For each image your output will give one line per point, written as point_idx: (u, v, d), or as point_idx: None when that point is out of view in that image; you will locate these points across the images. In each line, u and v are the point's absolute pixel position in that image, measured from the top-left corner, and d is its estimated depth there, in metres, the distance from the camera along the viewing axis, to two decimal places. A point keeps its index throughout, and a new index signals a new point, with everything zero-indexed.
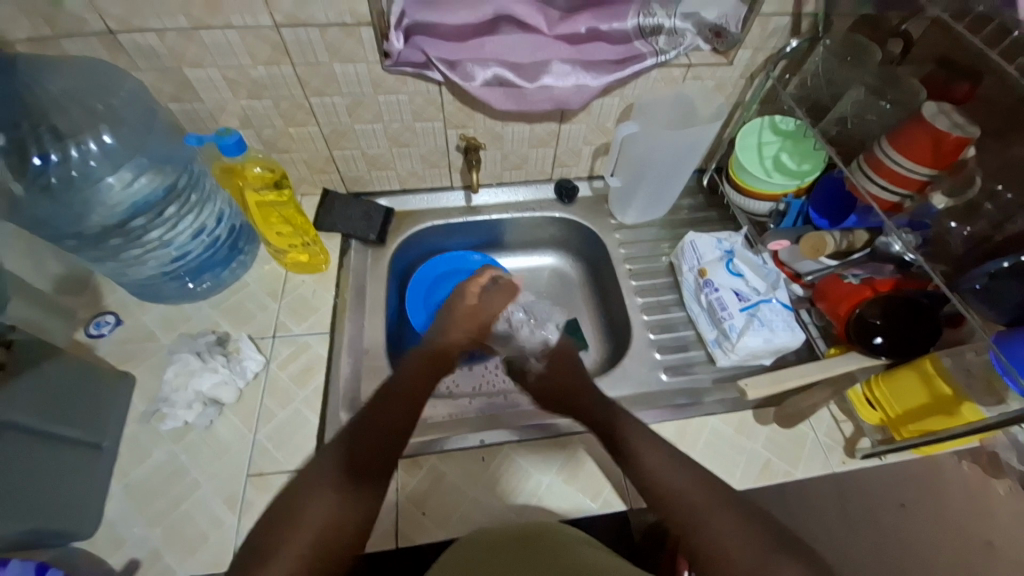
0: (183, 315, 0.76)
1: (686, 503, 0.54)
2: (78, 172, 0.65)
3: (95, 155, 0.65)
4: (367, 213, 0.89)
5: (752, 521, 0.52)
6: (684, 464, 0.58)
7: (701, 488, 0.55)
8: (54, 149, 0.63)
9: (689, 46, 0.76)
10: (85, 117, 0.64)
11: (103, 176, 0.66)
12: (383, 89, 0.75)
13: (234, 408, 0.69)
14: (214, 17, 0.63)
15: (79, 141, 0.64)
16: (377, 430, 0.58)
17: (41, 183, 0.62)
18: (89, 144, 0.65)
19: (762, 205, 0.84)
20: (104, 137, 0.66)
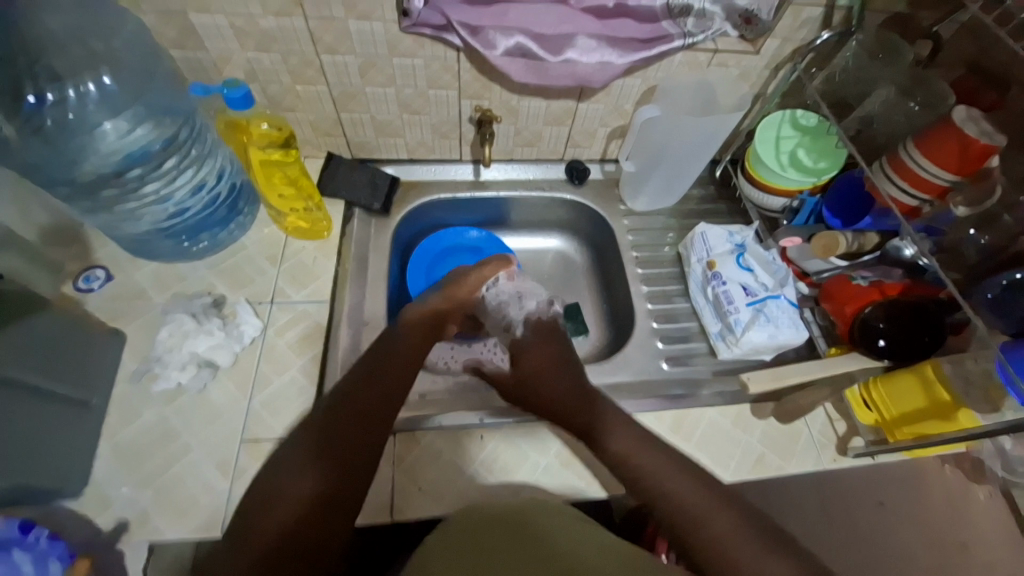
0: (178, 275, 0.74)
1: (678, 504, 0.52)
2: (74, 116, 0.60)
3: (93, 99, 0.61)
4: (372, 181, 0.87)
5: (752, 520, 0.51)
6: (685, 465, 0.56)
7: (702, 488, 0.53)
8: (50, 89, 0.58)
9: (718, 31, 0.74)
10: (85, 58, 0.60)
11: (99, 123, 0.62)
12: (398, 51, 0.72)
13: (230, 372, 0.68)
14: None
15: (77, 82, 0.60)
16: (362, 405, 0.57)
17: (35, 124, 0.58)
18: (87, 87, 0.60)
19: (776, 201, 0.83)
20: (104, 80, 0.61)
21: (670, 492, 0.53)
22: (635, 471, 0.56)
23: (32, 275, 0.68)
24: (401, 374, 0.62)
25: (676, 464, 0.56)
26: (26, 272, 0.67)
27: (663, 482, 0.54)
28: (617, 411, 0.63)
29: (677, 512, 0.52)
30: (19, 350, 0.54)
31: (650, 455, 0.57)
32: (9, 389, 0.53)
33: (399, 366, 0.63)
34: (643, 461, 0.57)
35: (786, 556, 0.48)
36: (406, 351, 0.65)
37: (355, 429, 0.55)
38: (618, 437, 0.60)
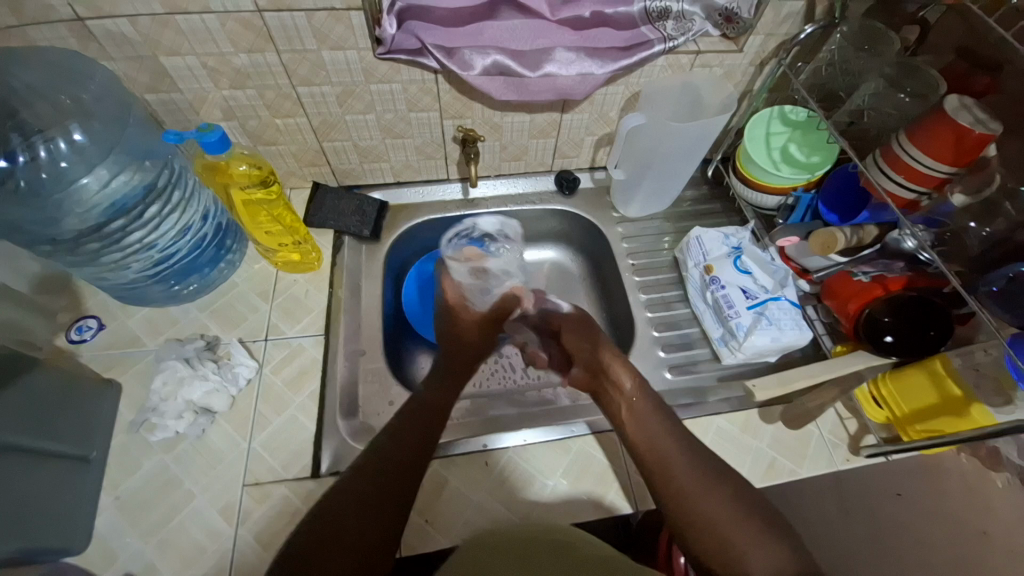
0: (170, 319, 0.73)
1: (676, 480, 0.55)
2: (47, 175, 0.60)
3: (65, 154, 0.60)
4: (360, 208, 0.86)
5: (745, 500, 0.52)
6: (704, 457, 0.57)
7: (697, 468, 0.55)
8: (21, 149, 0.58)
9: (698, 30, 0.75)
10: (55, 114, 0.60)
11: (75, 179, 0.61)
12: (375, 78, 0.71)
13: (228, 416, 0.66)
14: (190, 1, 0.58)
15: (48, 139, 0.59)
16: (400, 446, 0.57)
17: (7, 186, 0.57)
18: (59, 143, 0.60)
19: (770, 198, 0.81)
20: (74, 135, 0.61)
21: (681, 478, 0.55)
22: (650, 449, 0.59)
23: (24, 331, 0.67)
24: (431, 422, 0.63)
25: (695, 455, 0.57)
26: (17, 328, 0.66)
27: (670, 462, 0.57)
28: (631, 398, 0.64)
29: (698, 495, 0.53)
30: (13, 412, 0.54)
31: (672, 440, 0.59)
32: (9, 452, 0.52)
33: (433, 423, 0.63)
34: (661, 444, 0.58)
35: (776, 540, 0.49)
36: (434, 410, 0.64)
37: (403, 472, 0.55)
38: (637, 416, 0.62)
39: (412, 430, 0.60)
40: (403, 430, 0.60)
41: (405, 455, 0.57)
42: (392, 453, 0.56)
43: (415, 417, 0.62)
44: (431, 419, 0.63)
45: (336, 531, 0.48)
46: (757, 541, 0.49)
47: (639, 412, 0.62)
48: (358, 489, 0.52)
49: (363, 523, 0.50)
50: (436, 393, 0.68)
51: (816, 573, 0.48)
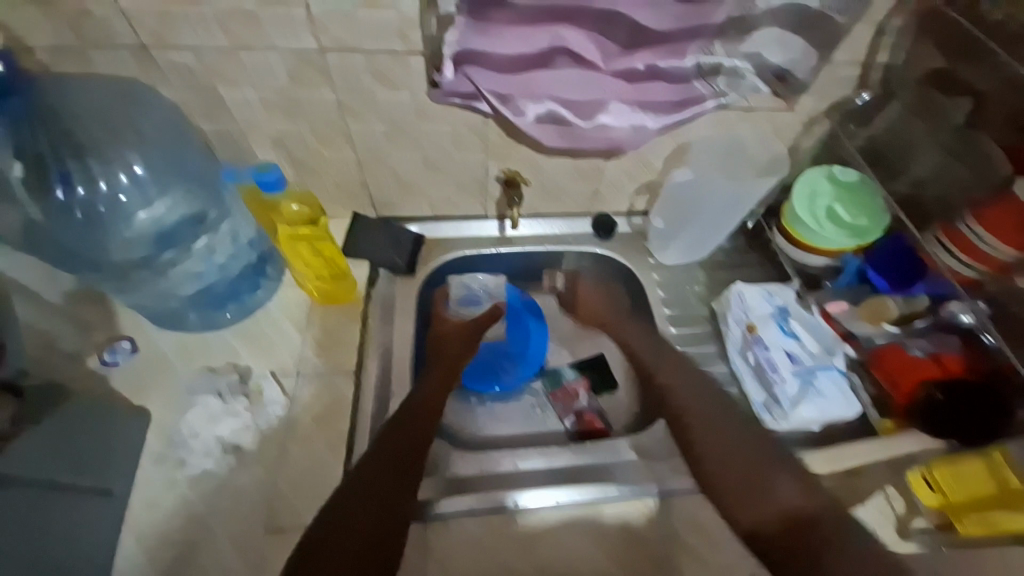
0: (201, 344, 0.71)
1: (692, 414, 0.72)
2: (105, 206, 0.66)
3: (123, 187, 0.67)
4: (396, 240, 0.85)
5: (750, 435, 0.69)
6: (729, 412, 0.72)
7: (728, 433, 0.69)
8: (81, 182, 0.64)
9: (749, 88, 0.71)
10: (115, 149, 0.66)
11: (128, 209, 0.67)
12: (426, 117, 0.71)
13: (255, 454, 0.65)
14: (256, 38, 0.59)
15: (107, 173, 0.66)
16: (407, 438, 0.65)
17: (67, 214, 0.64)
18: (118, 177, 0.66)
19: (815, 260, 0.80)
20: (132, 169, 0.67)
21: (733, 447, 0.68)
22: (673, 400, 0.75)
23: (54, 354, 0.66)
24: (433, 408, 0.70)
25: (747, 440, 0.69)
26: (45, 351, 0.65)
27: (689, 417, 0.72)
28: (688, 386, 0.75)
29: (738, 461, 0.67)
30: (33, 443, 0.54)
31: (723, 419, 0.71)
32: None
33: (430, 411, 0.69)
34: (709, 427, 0.70)
35: (788, 477, 0.64)
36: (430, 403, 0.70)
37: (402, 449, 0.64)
38: (682, 392, 0.75)
39: (410, 425, 0.67)
40: (404, 427, 0.66)
41: (404, 448, 0.64)
42: (396, 446, 0.64)
43: (416, 411, 0.68)
44: (429, 415, 0.69)
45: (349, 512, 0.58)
46: (778, 485, 0.64)
47: (672, 385, 0.76)
48: (369, 468, 0.62)
49: (374, 505, 0.59)
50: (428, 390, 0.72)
51: (832, 515, 0.61)
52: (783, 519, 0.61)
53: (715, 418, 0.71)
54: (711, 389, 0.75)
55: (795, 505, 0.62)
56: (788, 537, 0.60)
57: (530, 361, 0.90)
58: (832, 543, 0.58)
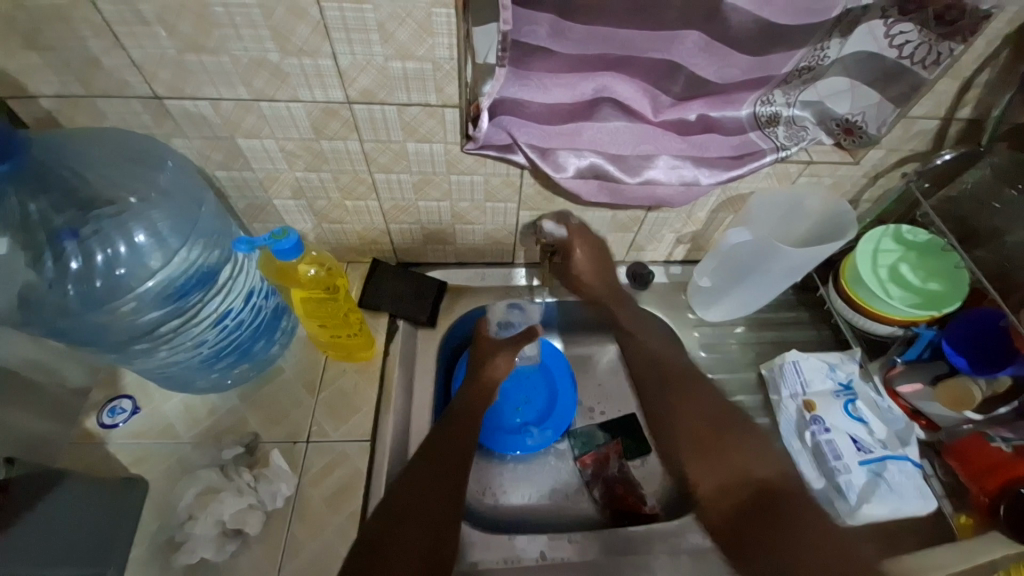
0: (208, 408, 0.67)
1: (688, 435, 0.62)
2: (103, 282, 0.56)
3: (123, 259, 0.57)
4: (419, 292, 0.78)
5: (736, 423, 0.61)
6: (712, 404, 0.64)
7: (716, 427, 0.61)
8: (76, 253, 0.54)
9: (813, 138, 0.65)
10: (113, 214, 0.56)
11: (130, 284, 0.57)
12: (457, 169, 0.65)
13: (259, 538, 0.59)
14: (278, 89, 0.54)
15: (107, 241, 0.56)
16: (450, 458, 0.61)
17: (57, 292, 0.54)
18: (118, 247, 0.56)
19: (886, 327, 0.71)
20: (136, 237, 0.57)
21: (719, 432, 0.61)
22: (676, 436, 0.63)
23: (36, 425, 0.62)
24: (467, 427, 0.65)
25: (730, 417, 0.62)
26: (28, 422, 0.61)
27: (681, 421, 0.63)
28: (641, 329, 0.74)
29: (699, 422, 0.62)
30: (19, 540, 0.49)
31: (702, 390, 0.65)
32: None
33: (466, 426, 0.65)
34: (696, 409, 0.63)
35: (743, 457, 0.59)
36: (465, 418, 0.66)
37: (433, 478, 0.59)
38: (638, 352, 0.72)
39: (447, 441, 0.63)
40: (444, 445, 0.62)
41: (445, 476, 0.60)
42: (428, 482, 0.59)
43: (449, 426, 0.64)
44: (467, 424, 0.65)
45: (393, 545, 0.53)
46: (739, 457, 0.58)
47: (649, 373, 0.69)
48: (402, 514, 0.55)
49: (421, 538, 0.54)
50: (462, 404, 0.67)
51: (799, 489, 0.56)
52: (754, 488, 0.56)
53: (694, 406, 0.63)
54: (685, 363, 0.69)
55: (772, 475, 0.57)
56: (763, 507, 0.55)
57: (555, 424, 0.80)
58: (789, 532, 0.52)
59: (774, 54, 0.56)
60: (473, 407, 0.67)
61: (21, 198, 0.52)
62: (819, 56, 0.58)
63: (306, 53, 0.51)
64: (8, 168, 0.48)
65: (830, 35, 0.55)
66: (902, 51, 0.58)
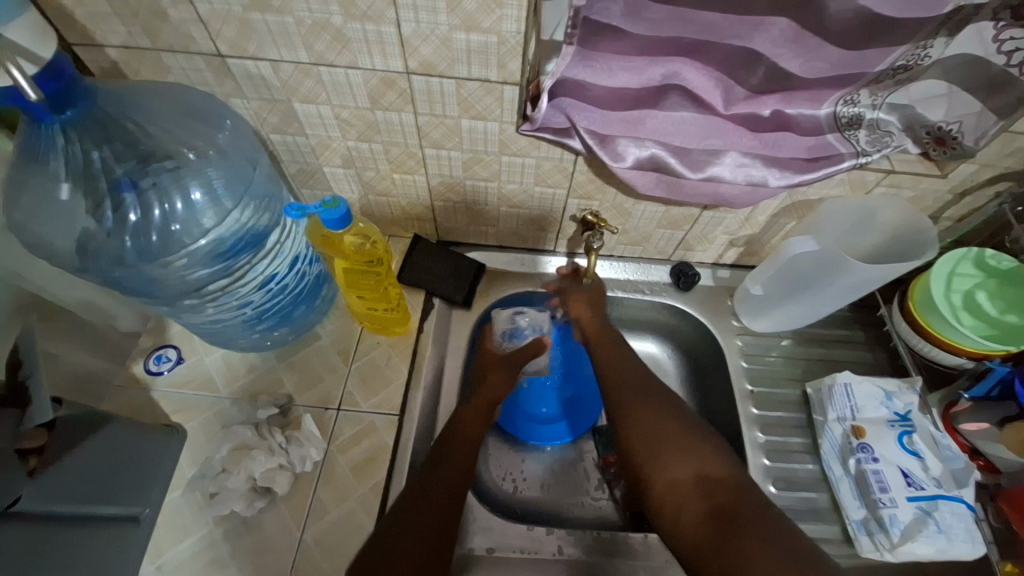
0: (247, 365, 0.69)
1: (641, 437, 0.56)
2: (157, 236, 0.57)
3: (178, 216, 0.57)
4: (457, 271, 0.78)
5: (691, 425, 0.55)
6: (670, 403, 0.58)
7: (675, 426, 0.55)
8: (134, 206, 0.55)
9: (898, 146, 0.59)
10: (171, 171, 0.56)
11: (183, 241, 0.58)
12: (509, 150, 0.63)
13: (286, 497, 0.61)
14: (338, 55, 0.53)
15: (164, 198, 0.56)
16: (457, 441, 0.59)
17: (114, 243, 0.55)
18: (174, 204, 0.57)
19: (954, 359, 0.66)
20: (191, 195, 0.57)
21: (660, 430, 0.55)
22: (633, 434, 0.56)
23: (85, 365, 0.65)
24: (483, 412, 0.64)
25: (673, 418, 0.56)
26: (79, 363, 0.65)
27: (636, 417, 0.57)
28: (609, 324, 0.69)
29: (653, 421, 0.56)
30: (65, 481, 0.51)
31: (649, 387, 0.60)
32: (45, 524, 0.49)
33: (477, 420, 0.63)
34: (638, 400, 0.59)
35: (700, 457, 0.52)
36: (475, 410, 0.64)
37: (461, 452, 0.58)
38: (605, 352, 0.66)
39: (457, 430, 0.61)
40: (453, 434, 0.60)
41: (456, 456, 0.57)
42: (456, 456, 0.57)
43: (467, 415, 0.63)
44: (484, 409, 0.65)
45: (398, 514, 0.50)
46: (692, 457, 0.52)
47: (613, 369, 0.63)
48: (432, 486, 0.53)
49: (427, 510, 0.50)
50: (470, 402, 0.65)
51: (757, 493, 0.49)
52: (703, 488, 0.50)
53: (637, 395, 0.59)
54: (634, 355, 0.65)
55: (720, 475, 0.50)
56: (710, 511, 0.48)
57: (574, 423, 0.80)
58: (753, 529, 0.45)
59: (870, 51, 0.51)
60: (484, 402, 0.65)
61: (85, 146, 0.52)
62: (920, 55, 0.52)
63: (370, 18, 0.49)
64: (69, 116, 0.49)
65: (936, 32, 0.50)
66: (1011, 59, 0.51)
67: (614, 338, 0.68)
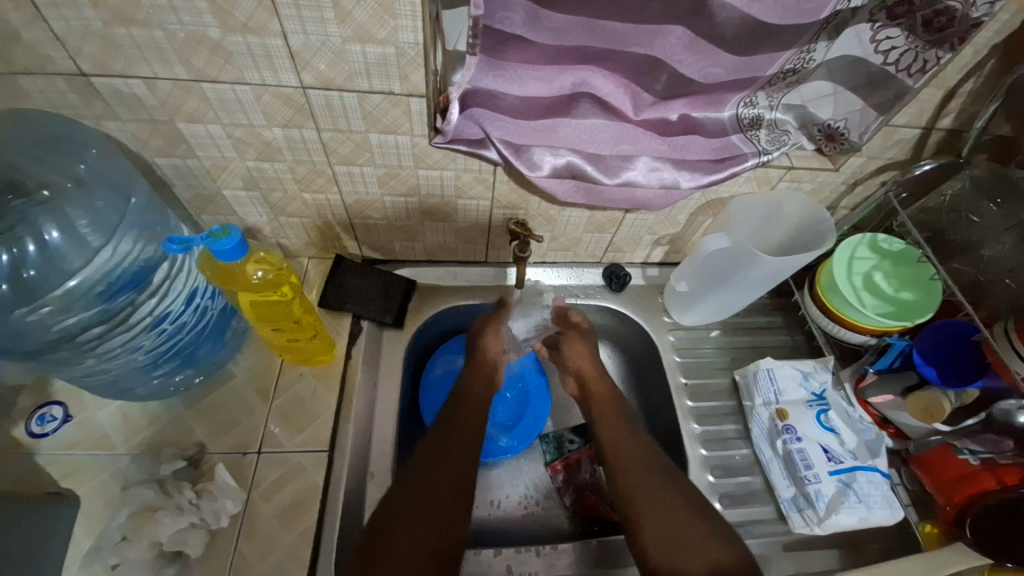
0: (149, 416, 0.62)
1: (652, 520, 0.58)
2: (9, 286, 0.50)
3: (32, 260, 0.51)
4: (385, 290, 0.74)
5: (695, 505, 0.59)
6: (677, 481, 0.61)
7: (682, 507, 0.58)
8: None
9: (795, 144, 0.62)
10: (22, 209, 0.50)
11: (44, 287, 0.51)
12: (425, 163, 0.61)
13: (202, 559, 0.55)
14: (222, 70, 0.49)
15: (14, 241, 0.50)
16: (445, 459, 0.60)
17: None
18: (27, 246, 0.50)
19: (859, 336, 0.71)
20: (48, 235, 0.51)
21: (680, 523, 0.57)
22: (644, 520, 0.58)
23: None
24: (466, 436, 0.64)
25: (689, 510, 0.58)
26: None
27: (645, 498, 0.60)
28: (607, 390, 0.72)
29: (663, 503, 0.59)
30: None
31: (656, 465, 0.63)
32: None
33: (461, 436, 0.64)
34: (645, 480, 0.61)
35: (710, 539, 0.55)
36: (458, 424, 0.65)
37: (441, 483, 0.58)
38: (607, 426, 0.68)
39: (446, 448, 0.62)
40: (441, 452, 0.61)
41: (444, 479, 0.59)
42: (430, 485, 0.58)
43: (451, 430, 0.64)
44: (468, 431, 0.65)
45: (392, 551, 0.52)
46: (701, 539, 0.55)
47: (615, 440, 0.66)
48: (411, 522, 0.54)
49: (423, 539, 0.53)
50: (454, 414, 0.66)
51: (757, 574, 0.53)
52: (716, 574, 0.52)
53: (650, 484, 0.61)
54: (636, 426, 0.69)
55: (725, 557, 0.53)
56: None
57: (520, 435, 0.76)
58: None
59: (760, 55, 0.53)
60: (464, 420, 0.65)
61: None
62: (805, 58, 0.55)
63: (253, 30, 0.45)
64: None
65: (817, 37, 0.53)
66: (888, 57, 0.56)
67: (620, 417, 0.69)
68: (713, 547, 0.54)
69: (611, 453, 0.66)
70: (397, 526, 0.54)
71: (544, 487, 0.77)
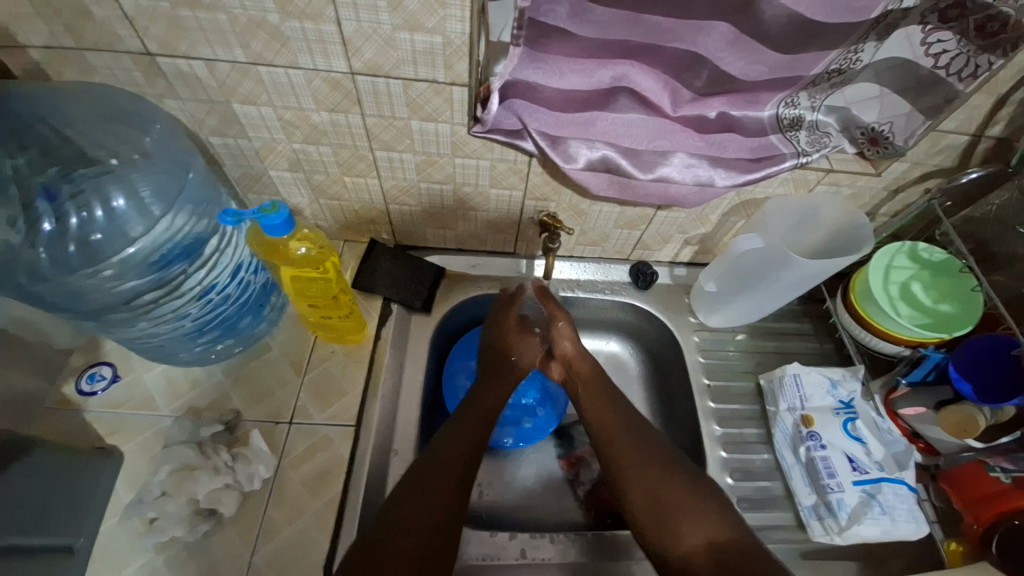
0: (190, 381, 0.66)
1: (642, 499, 0.59)
2: (76, 247, 0.54)
3: (99, 224, 0.54)
4: (416, 276, 0.76)
5: (681, 474, 0.60)
6: (663, 452, 0.62)
7: (669, 479, 0.59)
8: (49, 215, 0.52)
9: (835, 146, 0.61)
10: (91, 178, 0.54)
11: (107, 251, 0.55)
12: (462, 151, 0.62)
13: (235, 519, 0.58)
14: (277, 54, 0.51)
15: (83, 206, 0.54)
16: (463, 439, 0.62)
17: (26, 254, 0.51)
18: (95, 211, 0.54)
19: (893, 347, 0.69)
20: (114, 202, 0.55)
21: (665, 495, 0.58)
22: (637, 498, 0.59)
23: (21, 385, 0.61)
24: (473, 428, 0.64)
25: (694, 492, 0.58)
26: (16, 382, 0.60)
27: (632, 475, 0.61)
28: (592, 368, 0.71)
29: (649, 477, 0.60)
30: None
31: (639, 439, 0.63)
32: None
33: (472, 428, 0.64)
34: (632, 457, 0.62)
35: (702, 510, 0.56)
36: (486, 403, 0.67)
37: (447, 474, 0.58)
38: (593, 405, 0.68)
39: (465, 431, 0.63)
40: (455, 436, 0.62)
41: (456, 463, 0.60)
42: (438, 470, 0.58)
43: (472, 412, 0.65)
44: (483, 420, 0.65)
45: (405, 527, 0.53)
46: (694, 510, 0.56)
47: (600, 417, 0.67)
48: (419, 507, 0.55)
49: (427, 521, 0.54)
50: (489, 387, 0.69)
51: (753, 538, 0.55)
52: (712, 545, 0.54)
53: (640, 455, 0.62)
54: (619, 399, 0.68)
55: (720, 527, 0.55)
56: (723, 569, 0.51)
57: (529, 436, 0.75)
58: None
59: (805, 54, 0.53)
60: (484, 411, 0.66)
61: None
62: (852, 58, 0.55)
63: (309, 16, 0.47)
64: None
65: (866, 37, 0.52)
66: (938, 61, 0.54)
67: (605, 387, 0.70)
68: (709, 518, 0.56)
69: (601, 432, 0.66)
70: (414, 507, 0.55)
71: (560, 477, 0.78)
